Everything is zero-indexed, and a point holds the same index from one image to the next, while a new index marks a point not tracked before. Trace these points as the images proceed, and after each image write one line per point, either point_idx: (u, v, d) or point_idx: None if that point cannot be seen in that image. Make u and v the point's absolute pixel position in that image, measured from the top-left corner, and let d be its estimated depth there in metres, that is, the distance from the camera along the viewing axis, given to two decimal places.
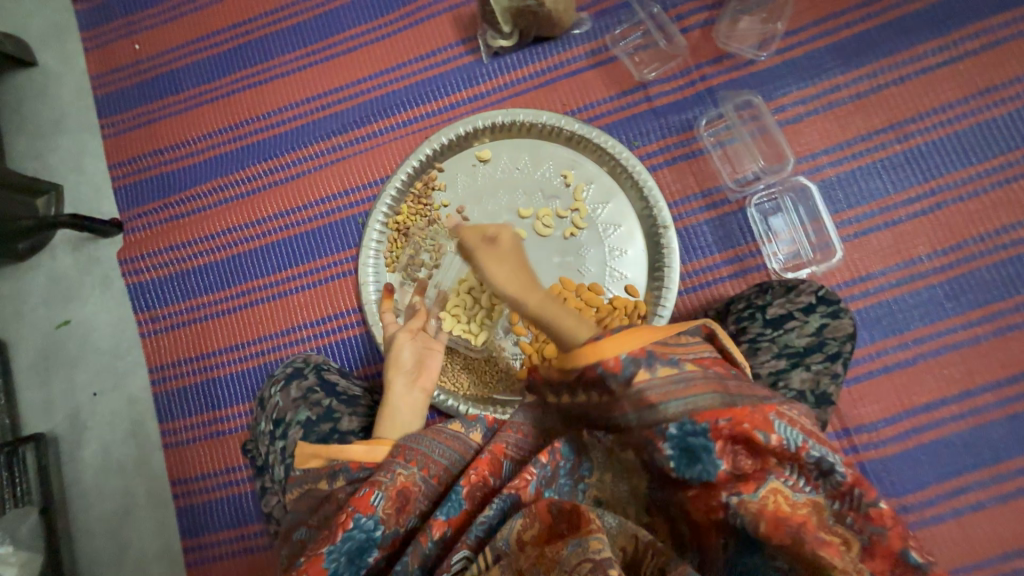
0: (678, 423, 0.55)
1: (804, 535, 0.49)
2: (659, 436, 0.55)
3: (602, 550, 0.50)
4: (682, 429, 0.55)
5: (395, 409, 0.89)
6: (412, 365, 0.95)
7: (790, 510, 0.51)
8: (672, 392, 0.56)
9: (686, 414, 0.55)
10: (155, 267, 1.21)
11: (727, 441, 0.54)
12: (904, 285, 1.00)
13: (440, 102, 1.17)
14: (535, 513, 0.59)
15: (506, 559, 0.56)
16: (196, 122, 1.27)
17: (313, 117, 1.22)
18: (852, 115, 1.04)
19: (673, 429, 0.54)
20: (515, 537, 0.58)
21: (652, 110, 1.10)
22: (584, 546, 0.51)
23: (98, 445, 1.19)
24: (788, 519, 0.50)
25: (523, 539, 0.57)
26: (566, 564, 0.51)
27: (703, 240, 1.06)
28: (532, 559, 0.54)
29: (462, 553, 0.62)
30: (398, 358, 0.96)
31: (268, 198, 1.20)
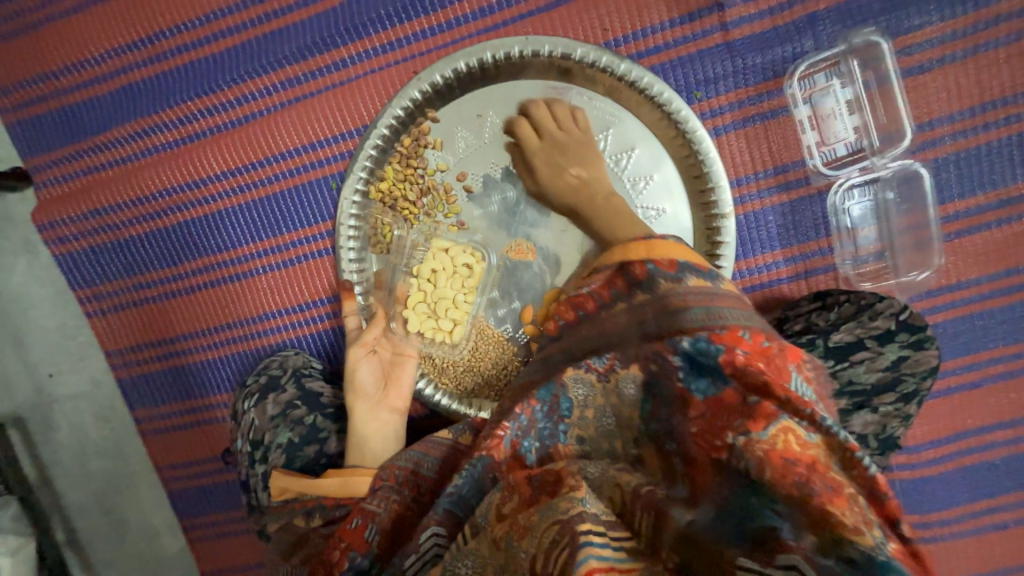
0: (693, 338, 0.52)
1: (814, 484, 0.41)
2: (670, 347, 0.52)
3: (573, 508, 0.45)
4: (695, 345, 0.51)
5: (363, 439, 0.79)
6: (373, 385, 0.83)
7: (800, 449, 0.44)
8: (705, 301, 0.56)
9: (702, 331, 0.52)
10: (84, 235, 0.99)
11: (739, 372, 0.49)
12: (997, 298, 0.83)
13: (432, 17, 0.84)
14: (512, 485, 0.52)
15: (482, 530, 0.50)
16: (97, 32, 0.92)
17: (257, 31, 0.89)
18: (1001, 66, 0.76)
19: (686, 343, 0.52)
20: (494, 511, 0.51)
21: (727, 45, 0.79)
22: (554, 508, 0.45)
23: (70, 426, 1.10)
24: (795, 459, 0.43)
25: (502, 510, 0.50)
26: (538, 532, 0.45)
27: (767, 231, 0.84)
28: (505, 528, 0.48)
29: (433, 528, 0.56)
30: (356, 381, 0.83)
31: (212, 149, 0.93)
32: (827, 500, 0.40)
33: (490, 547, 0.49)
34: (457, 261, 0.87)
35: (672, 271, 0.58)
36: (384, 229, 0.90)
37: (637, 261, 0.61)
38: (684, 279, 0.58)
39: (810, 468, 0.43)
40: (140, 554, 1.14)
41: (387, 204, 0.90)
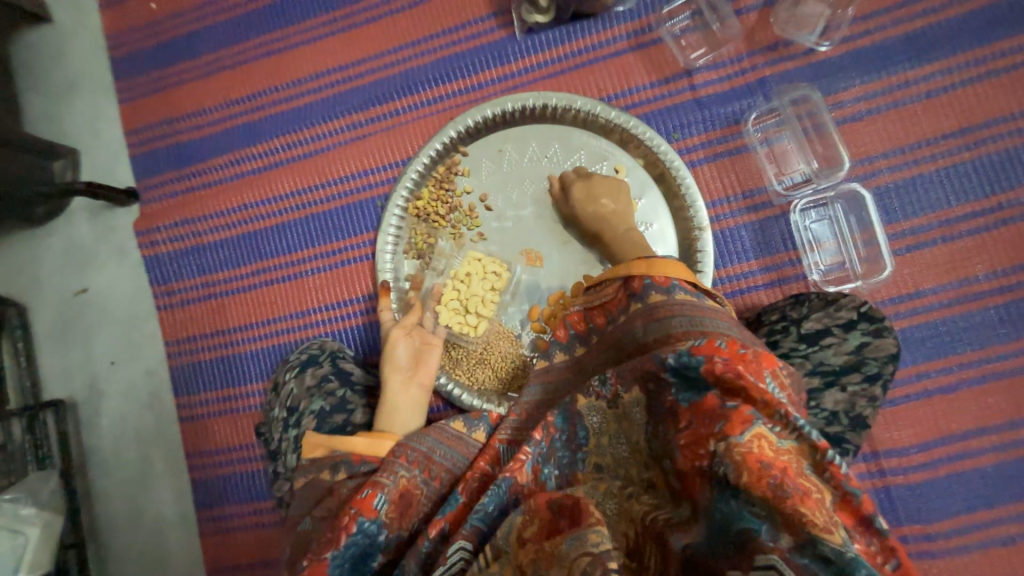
0: (677, 355, 0.58)
1: (785, 483, 0.46)
2: (658, 365, 0.59)
3: (601, 542, 0.50)
4: (680, 360, 0.58)
5: (394, 406, 0.88)
6: (407, 362, 0.94)
7: (772, 454, 0.49)
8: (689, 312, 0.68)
9: (686, 349, 0.59)
10: (170, 241, 1.20)
11: (721, 381, 0.54)
12: (956, 306, 0.93)
13: (468, 80, 1.10)
14: (535, 509, 0.58)
15: (506, 555, 0.56)
16: (213, 91, 1.21)
17: (334, 91, 1.16)
18: (919, 116, 0.95)
19: (671, 359, 0.58)
20: (515, 535, 0.56)
21: (696, 101, 1.01)
22: (583, 540, 0.50)
23: (116, 413, 1.21)
24: (769, 462, 0.47)
25: (523, 536, 0.56)
26: (565, 561, 0.50)
27: (741, 245, 0.99)
28: (532, 556, 0.54)
29: (459, 544, 0.60)
30: (392, 354, 0.94)
31: (285, 175, 1.16)
32: (799, 501, 0.45)
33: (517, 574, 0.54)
34: (487, 266, 1.03)
35: (665, 287, 0.71)
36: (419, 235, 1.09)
37: (638, 275, 0.73)
38: (674, 292, 0.71)
39: (783, 471, 0.47)
40: (152, 549, 1.18)
41: (423, 216, 1.09)
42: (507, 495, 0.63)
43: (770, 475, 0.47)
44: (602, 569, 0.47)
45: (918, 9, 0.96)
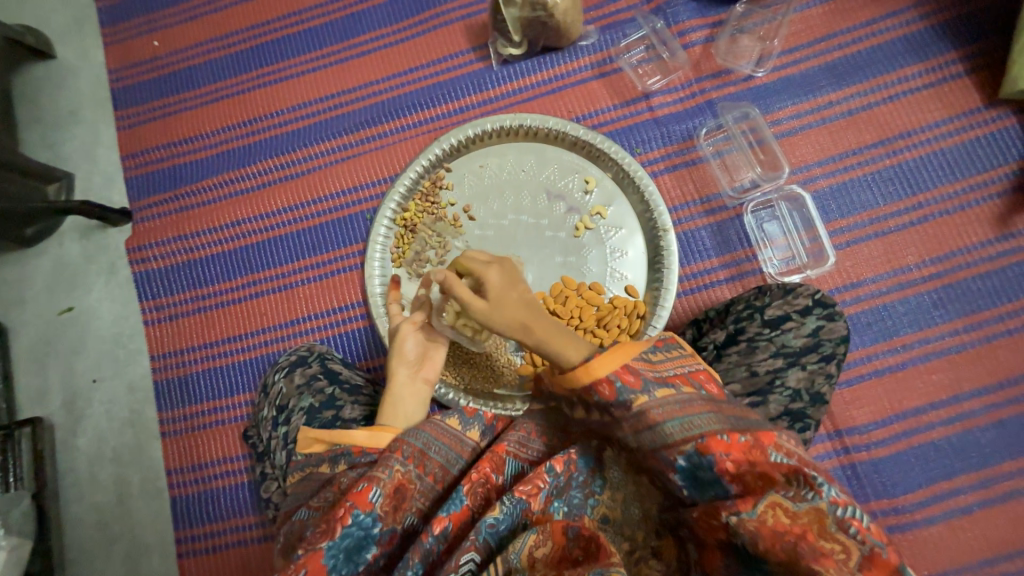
0: (686, 455, 0.58)
1: (799, 549, 0.52)
2: (671, 466, 0.59)
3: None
4: (691, 461, 0.58)
5: (398, 400, 0.89)
6: (415, 356, 0.93)
7: (789, 521, 0.53)
8: (672, 411, 0.60)
9: (693, 445, 0.58)
10: (162, 257, 1.23)
11: (735, 477, 0.56)
12: (894, 293, 1.03)
13: (450, 105, 1.21)
14: (549, 533, 0.61)
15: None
16: (211, 118, 1.30)
17: (326, 116, 1.26)
18: (844, 130, 1.10)
19: (683, 462, 0.58)
20: (527, 554, 0.59)
21: (655, 119, 1.14)
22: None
23: (95, 432, 1.19)
24: (785, 532, 0.53)
25: (535, 557, 0.59)
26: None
27: (702, 244, 1.09)
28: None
29: (469, 555, 0.61)
30: (402, 349, 0.93)
31: (278, 192, 1.23)
32: (814, 561, 0.51)
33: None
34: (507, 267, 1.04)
35: (639, 388, 0.61)
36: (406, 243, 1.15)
37: (605, 378, 0.61)
38: (652, 391, 0.61)
39: (799, 537, 0.53)
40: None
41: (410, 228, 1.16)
42: (520, 515, 0.64)
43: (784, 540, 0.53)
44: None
45: (834, 42, 1.12)
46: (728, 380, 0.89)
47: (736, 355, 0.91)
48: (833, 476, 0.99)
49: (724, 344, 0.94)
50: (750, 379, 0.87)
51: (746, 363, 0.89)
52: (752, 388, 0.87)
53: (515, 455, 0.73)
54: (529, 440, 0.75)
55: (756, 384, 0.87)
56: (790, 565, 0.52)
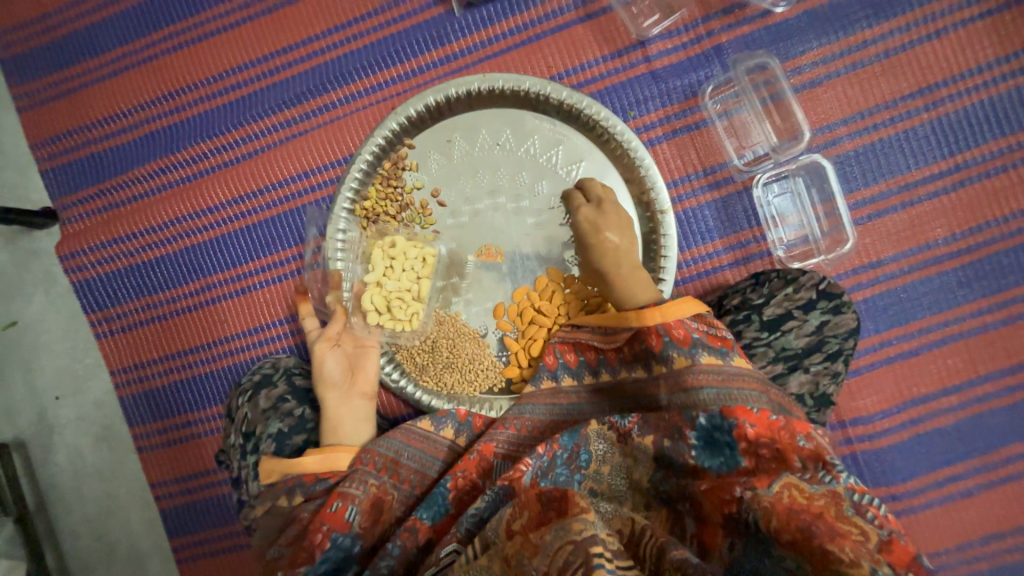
0: (708, 415, 0.65)
1: (816, 525, 0.51)
2: (688, 422, 0.65)
3: (584, 529, 0.54)
4: (711, 422, 0.64)
5: (338, 423, 0.86)
6: (340, 376, 0.91)
7: (805, 501, 0.54)
8: (712, 380, 0.68)
9: (715, 408, 0.65)
10: (99, 262, 1.10)
11: (750, 445, 0.62)
12: (916, 272, 0.93)
13: (407, 64, 1.01)
14: (524, 503, 0.61)
15: (495, 547, 0.59)
16: (125, 92, 1.09)
17: (260, 85, 1.05)
18: (878, 77, 0.92)
19: (703, 419, 0.65)
20: (505, 528, 0.60)
21: (651, 73, 0.95)
22: (567, 529, 0.55)
23: (70, 448, 1.15)
24: (800, 511, 0.53)
25: (512, 528, 0.60)
26: (549, 548, 0.55)
27: (704, 224, 0.96)
28: (517, 547, 0.58)
29: (452, 545, 0.65)
30: (324, 371, 0.92)
31: (218, 183, 1.07)
32: (828, 540, 0.49)
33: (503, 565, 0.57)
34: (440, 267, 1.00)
35: (687, 347, 0.70)
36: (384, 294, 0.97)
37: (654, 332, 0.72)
38: (697, 355, 0.70)
39: (815, 517, 0.52)
40: None
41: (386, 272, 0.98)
42: (500, 500, 0.67)
43: (799, 520, 0.52)
44: (584, 553, 0.52)
45: None
46: None
47: None
48: None
49: None
50: None
51: None
52: None
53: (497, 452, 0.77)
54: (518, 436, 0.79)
55: None
56: (803, 550, 0.50)
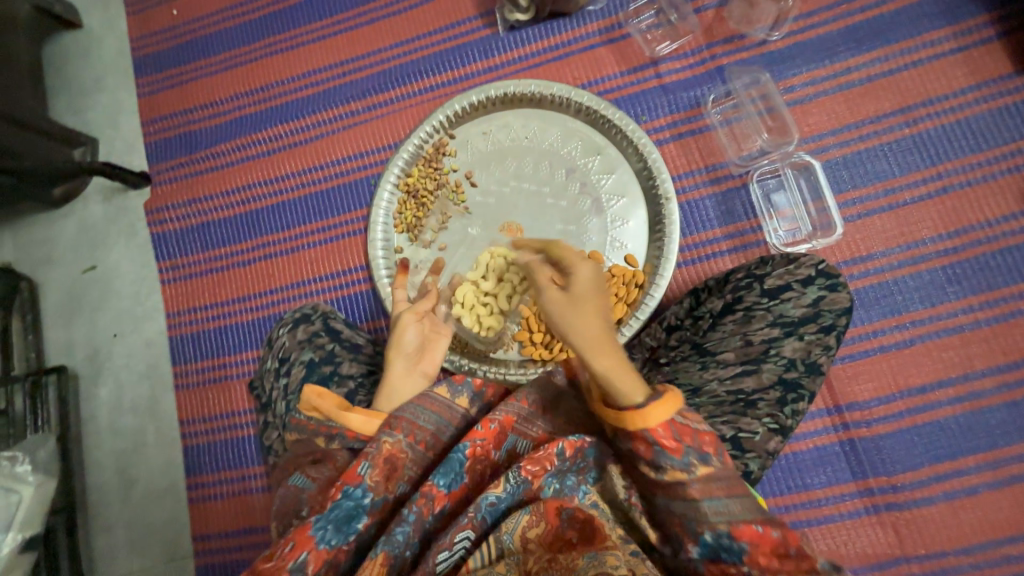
0: (715, 533, 0.59)
1: None
2: (691, 535, 0.61)
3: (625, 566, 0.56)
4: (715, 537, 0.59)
5: (393, 390, 0.85)
6: (413, 349, 0.92)
7: None
8: (712, 489, 0.60)
9: (724, 527, 0.59)
10: (177, 219, 1.28)
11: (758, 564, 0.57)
12: (906, 267, 0.99)
13: (456, 72, 1.21)
14: (543, 512, 0.62)
15: (512, 556, 0.59)
16: (225, 85, 1.33)
17: (334, 83, 1.27)
18: (862, 97, 1.05)
19: (708, 537, 0.59)
20: (520, 534, 0.60)
21: (661, 87, 1.12)
22: (601, 561, 0.56)
23: (115, 384, 1.26)
24: None
25: (528, 536, 0.60)
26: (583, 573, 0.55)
27: (706, 214, 1.07)
28: (541, 562, 0.57)
29: (465, 532, 0.62)
30: (401, 340, 0.92)
31: (287, 158, 1.26)
32: None
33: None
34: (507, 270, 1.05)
35: (678, 458, 0.60)
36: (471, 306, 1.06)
37: (643, 440, 0.61)
38: (690, 466, 0.61)
39: None
40: (142, 517, 1.20)
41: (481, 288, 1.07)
42: (521, 494, 0.65)
43: None
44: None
45: (856, 6, 1.07)
46: (721, 349, 0.86)
47: (731, 324, 0.88)
48: (829, 452, 0.97)
49: (720, 313, 0.91)
50: (744, 349, 0.84)
51: (741, 333, 0.86)
52: (746, 358, 0.83)
53: (516, 430, 0.75)
54: (535, 420, 0.78)
55: (750, 353, 0.83)
56: None
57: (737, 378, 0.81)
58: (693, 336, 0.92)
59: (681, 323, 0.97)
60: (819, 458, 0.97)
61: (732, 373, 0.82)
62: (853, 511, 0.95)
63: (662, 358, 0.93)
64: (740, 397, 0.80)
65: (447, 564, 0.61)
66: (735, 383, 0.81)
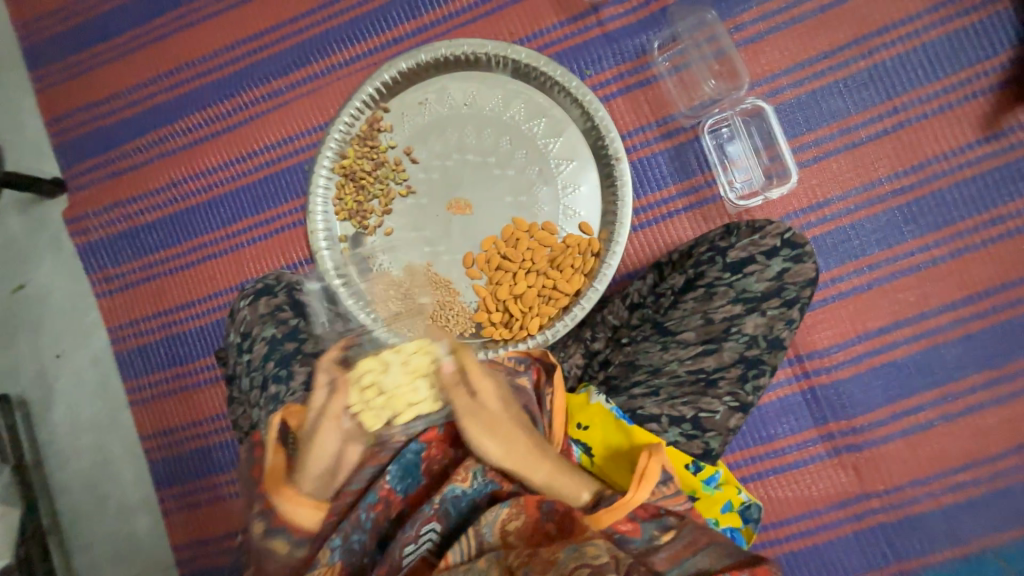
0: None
1: None
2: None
3: (600, 556, 0.56)
4: None
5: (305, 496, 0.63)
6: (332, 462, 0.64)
7: None
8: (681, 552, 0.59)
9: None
10: (104, 226, 1.19)
11: None
12: (863, 210, 0.97)
13: (383, 37, 1.10)
14: (522, 506, 0.63)
15: (493, 553, 0.60)
16: (130, 71, 1.20)
17: (250, 60, 1.15)
18: (816, 30, 0.98)
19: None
20: (499, 528, 0.62)
21: (605, 36, 1.03)
22: (583, 552, 0.56)
23: (67, 405, 1.21)
24: None
25: (507, 528, 0.62)
26: (564, 567, 0.55)
27: (660, 171, 1.02)
28: (522, 557, 0.58)
29: (430, 524, 0.65)
30: (318, 454, 0.63)
31: (211, 150, 1.16)
32: None
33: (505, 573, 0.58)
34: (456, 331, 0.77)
35: (654, 521, 0.61)
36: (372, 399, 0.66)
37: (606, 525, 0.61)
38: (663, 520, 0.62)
39: None
40: (118, 534, 1.18)
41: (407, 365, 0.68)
42: (490, 491, 0.67)
43: None
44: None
45: None
46: (683, 328, 0.87)
47: (693, 302, 0.88)
48: (791, 402, 0.98)
49: (682, 290, 0.91)
50: (706, 327, 0.86)
51: (703, 310, 0.87)
52: (707, 337, 0.85)
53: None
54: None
55: (711, 332, 0.86)
56: None
57: (698, 358, 0.84)
58: (655, 315, 0.92)
59: (643, 301, 0.96)
60: (782, 408, 0.98)
61: (693, 353, 0.85)
62: (817, 455, 0.97)
63: (625, 338, 0.93)
64: (701, 376, 0.83)
65: (414, 555, 0.64)
66: (696, 362, 0.84)
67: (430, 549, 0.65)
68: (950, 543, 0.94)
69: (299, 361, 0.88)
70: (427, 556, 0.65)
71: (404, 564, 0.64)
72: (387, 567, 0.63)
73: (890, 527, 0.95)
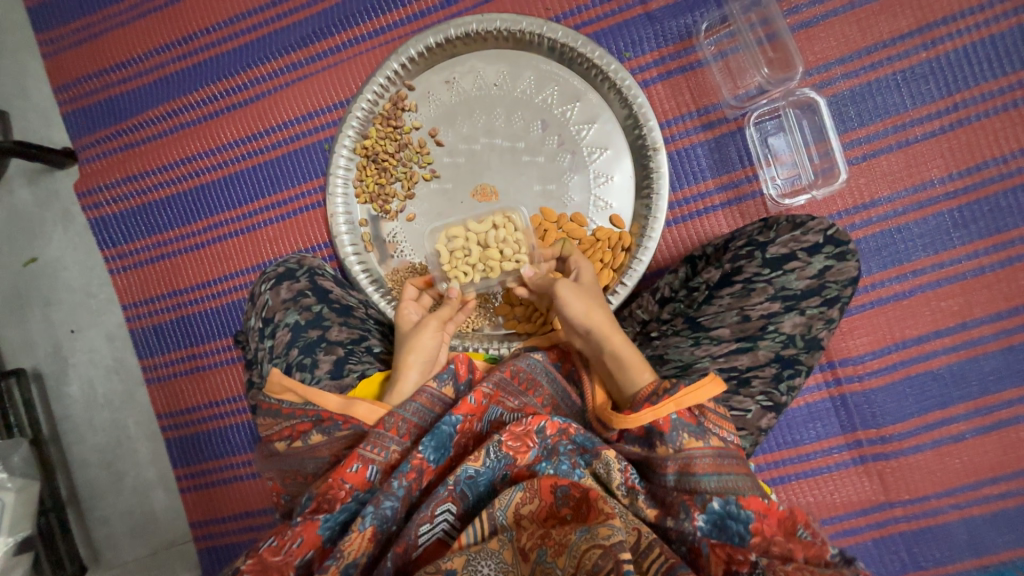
0: (722, 500, 0.59)
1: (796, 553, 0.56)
2: (698, 504, 0.59)
3: (613, 535, 0.52)
4: (725, 508, 0.59)
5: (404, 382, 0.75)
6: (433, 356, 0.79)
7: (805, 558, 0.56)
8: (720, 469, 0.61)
9: (731, 495, 0.59)
10: (116, 201, 1.16)
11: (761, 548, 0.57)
12: (911, 213, 0.92)
13: (409, 9, 1.04)
14: (536, 490, 0.59)
15: (505, 533, 0.57)
16: (140, 37, 1.14)
17: (267, 29, 1.09)
18: (876, 16, 0.92)
19: (717, 504, 0.59)
20: (514, 511, 0.58)
21: (647, 15, 0.97)
22: (594, 533, 0.53)
23: (83, 381, 1.20)
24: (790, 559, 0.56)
25: (521, 513, 0.58)
26: (576, 550, 0.52)
27: (698, 164, 0.97)
28: (534, 539, 0.55)
29: (446, 506, 0.60)
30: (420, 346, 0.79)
31: (227, 123, 1.11)
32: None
33: (518, 554, 0.54)
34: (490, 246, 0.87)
35: (693, 425, 0.63)
36: (460, 259, 0.88)
37: (637, 425, 0.64)
38: (675, 440, 0.62)
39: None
40: (136, 509, 1.19)
41: (469, 231, 0.88)
42: (503, 468, 0.62)
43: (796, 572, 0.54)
44: (616, 561, 0.49)
45: None
46: (716, 324, 0.80)
47: (728, 298, 0.81)
48: (819, 408, 0.95)
49: (717, 285, 0.84)
50: (741, 325, 0.79)
51: (739, 307, 0.80)
52: (741, 335, 0.78)
53: (501, 401, 0.69)
54: (522, 393, 0.71)
55: (746, 330, 0.78)
56: None
57: (731, 356, 0.77)
58: (687, 309, 0.85)
59: (674, 295, 0.90)
60: (809, 414, 0.96)
61: (726, 350, 0.77)
62: (842, 462, 0.95)
63: (653, 332, 0.87)
64: (733, 375, 0.76)
65: (428, 537, 0.59)
66: (728, 361, 0.76)
67: (448, 531, 0.60)
68: (969, 554, 0.93)
69: (324, 350, 0.84)
70: (444, 538, 0.60)
71: (417, 544, 0.58)
72: (401, 546, 0.58)
73: (912, 536, 0.94)
